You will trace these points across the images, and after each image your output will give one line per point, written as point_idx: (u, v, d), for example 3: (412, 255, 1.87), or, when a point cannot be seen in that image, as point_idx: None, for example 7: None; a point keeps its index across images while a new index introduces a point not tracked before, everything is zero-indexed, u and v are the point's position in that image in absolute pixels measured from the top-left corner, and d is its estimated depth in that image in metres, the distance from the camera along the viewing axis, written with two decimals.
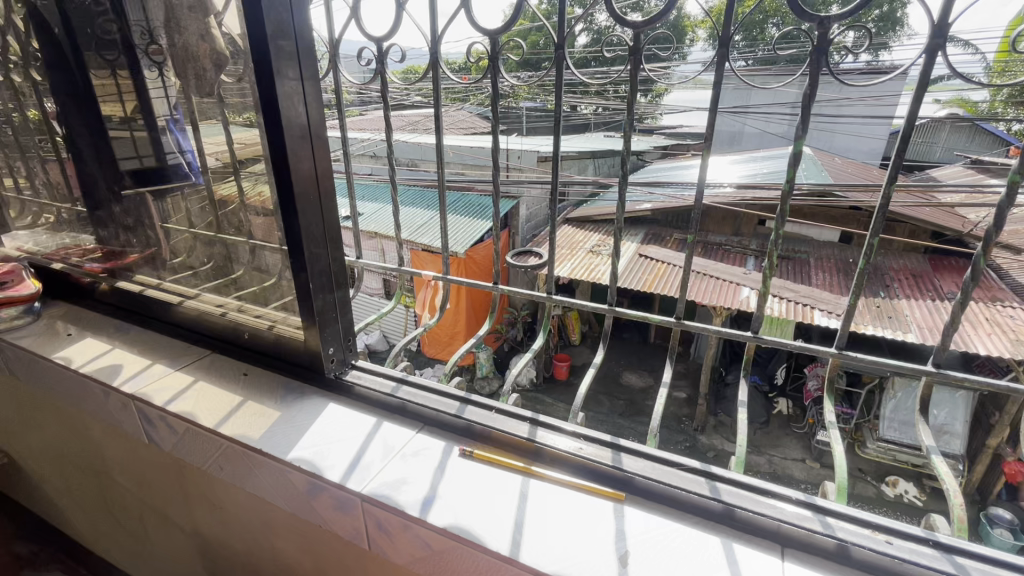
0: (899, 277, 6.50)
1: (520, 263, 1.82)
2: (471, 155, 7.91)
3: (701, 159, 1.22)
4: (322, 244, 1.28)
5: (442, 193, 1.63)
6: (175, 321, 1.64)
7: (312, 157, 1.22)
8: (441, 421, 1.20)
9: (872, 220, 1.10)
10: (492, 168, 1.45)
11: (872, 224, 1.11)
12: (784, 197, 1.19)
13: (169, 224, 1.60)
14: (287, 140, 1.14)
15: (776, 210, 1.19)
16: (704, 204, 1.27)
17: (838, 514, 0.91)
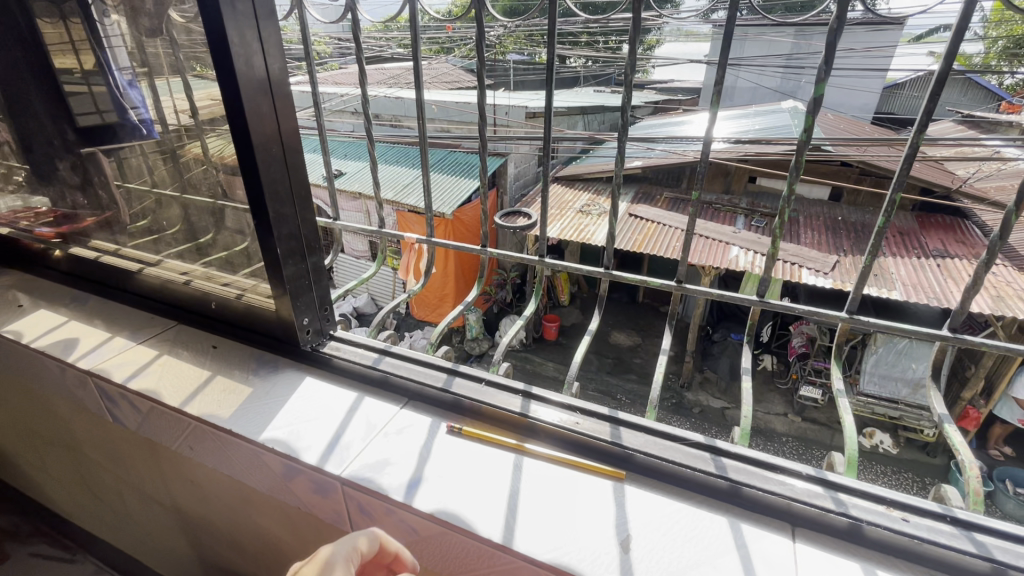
0: (886, 234, 6.42)
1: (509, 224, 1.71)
2: (456, 111, 7.58)
3: (709, 111, 1.10)
4: (291, 206, 1.16)
5: (425, 151, 1.49)
6: (138, 291, 1.52)
7: (273, 108, 1.07)
8: (427, 396, 1.12)
9: (895, 177, 1.01)
10: (479, 123, 1.31)
11: (895, 181, 1.02)
12: (800, 151, 1.08)
13: (129, 183, 1.42)
14: (242, 89, 0.99)
15: (791, 165, 1.08)
16: (710, 159, 1.16)
17: (851, 490, 0.86)
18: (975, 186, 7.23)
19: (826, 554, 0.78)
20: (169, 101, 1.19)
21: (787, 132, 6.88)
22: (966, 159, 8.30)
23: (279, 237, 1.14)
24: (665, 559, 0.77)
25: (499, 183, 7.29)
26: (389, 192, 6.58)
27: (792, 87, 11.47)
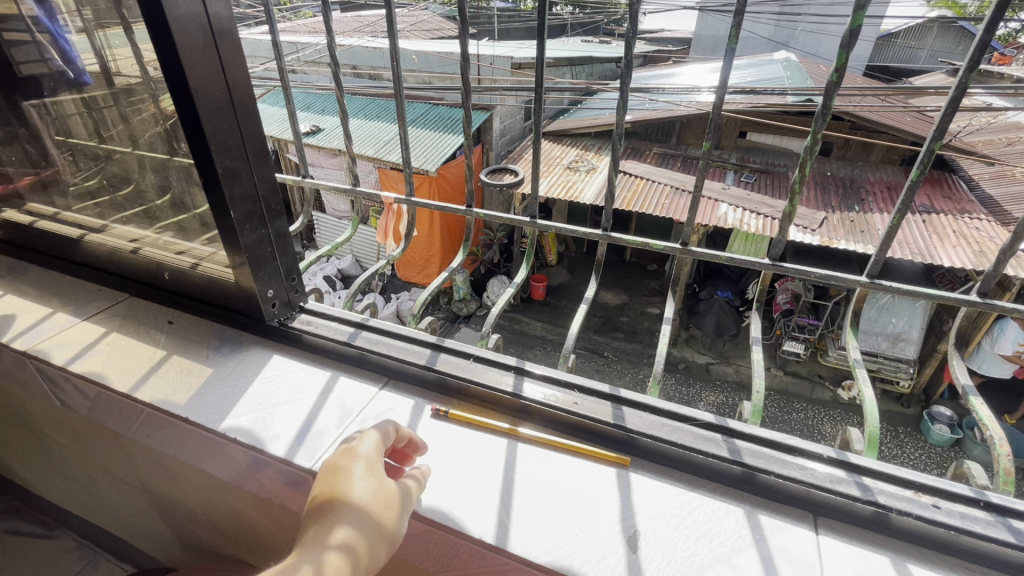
0: (873, 190, 6.31)
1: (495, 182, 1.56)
2: (437, 61, 7.15)
3: (725, 54, 0.94)
4: (245, 166, 1.01)
5: (402, 107, 1.32)
6: (84, 261, 1.36)
7: (216, 49, 0.90)
8: (408, 374, 1.01)
9: (934, 127, 0.89)
10: (461, 76, 1.14)
11: (932, 132, 0.90)
12: (827, 97, 0.94)
13: (72, 139, 1.19)
14: (172, 24, 0.82)
15: (816, 112, 0.95)
16: (723, 110, 1.02)
17: (875, 473, 0.78)
18: (964, 140, 7.15)
19: (850, 546, 0.71)
20: (99, 45, 1.00)
21: (782, 84, 6.64)
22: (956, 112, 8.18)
23: (232, 201, 1.00)
24: (677, 557, 0.69)
25: (484, 139, 6.99)
26: (369, 149, 6.26)
27: (785, 36, 11.07)
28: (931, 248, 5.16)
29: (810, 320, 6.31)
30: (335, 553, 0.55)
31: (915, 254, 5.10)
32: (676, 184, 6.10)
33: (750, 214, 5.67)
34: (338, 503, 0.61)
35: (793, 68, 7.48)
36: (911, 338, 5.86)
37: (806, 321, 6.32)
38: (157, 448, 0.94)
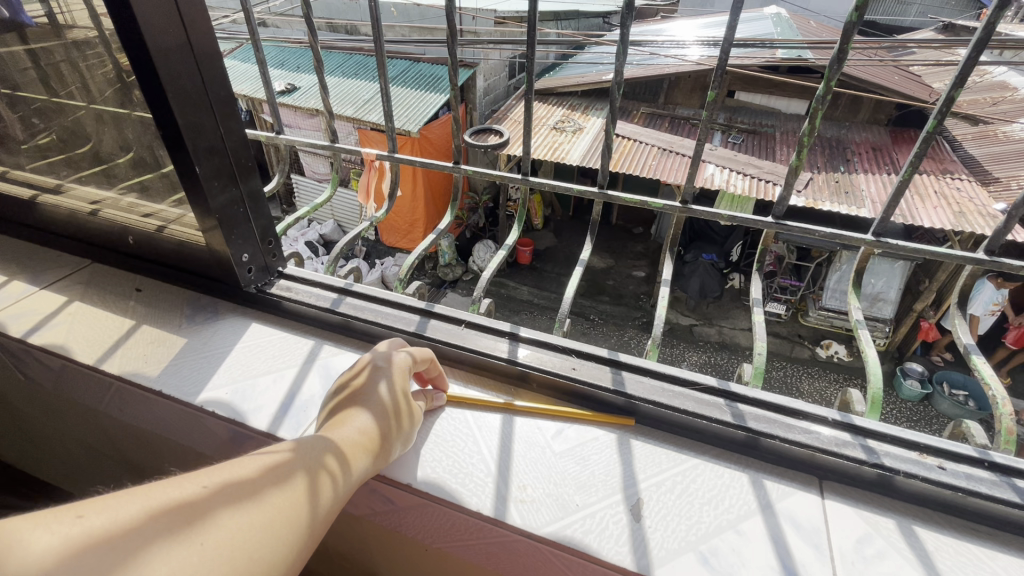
0: (860, 150, 6.30)
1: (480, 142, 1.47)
2: (417, 13, 6.79)
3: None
4: (210, 118, 0.91)
5: (381, 55, 1.20)
6: (41, 224, 1.25)
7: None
8: (397, 341, 0.96)
9: (955, 74, 0.84)
10: (448, 19, 1.03)
11: (953, 81, 0.85)
12: (843, 43, 0.87)
13: (21, 90, 1.06)
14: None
15: (832, 58, 0.88)
16: (730, 59, 0.93)
17: (880, 436, 0.76)
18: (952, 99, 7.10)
19: (855, 509, 0.70)
20: None
21: (774, 40, 6.45)
22: (944, 70, 8.10)
23: (198, 156, 0.91)
24: (682, 526, 0.67)
25: (468, 98, 6.73)
26: (348, 109, 5.99)
27: None
28: (913, 209, 5.20)
29: (791, 282, 6.46)
30: (352, 438, 0.62)
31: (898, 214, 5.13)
32: (664, 145, 5.96)
33: (737, 176, 5.62)
34: (355, 404, 0.68)
35: (784, 23, 7.28)
36: (889, 298, 5.99)
37: (788, 283, 6.48)
38: (132, 421, 0.89)
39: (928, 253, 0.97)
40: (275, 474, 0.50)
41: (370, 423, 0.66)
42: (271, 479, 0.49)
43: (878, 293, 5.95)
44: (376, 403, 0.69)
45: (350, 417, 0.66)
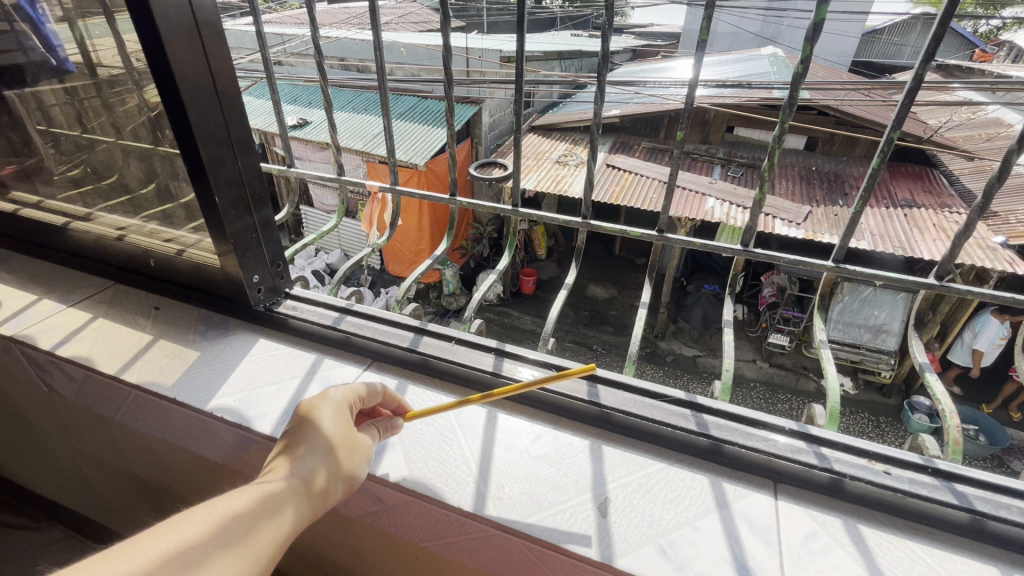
0: (858, 185, 6.44)
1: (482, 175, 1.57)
2: (427, 54, 7.13)
3: (697, 50, 0.98)
4: (229, 153, 1.02)
5: (384, 95, 1.32)
6: (69, 248, 1.36)
7: (201, 36, 0.91)
8: (393, 356, 1.04)
9: (893, 114, 0.94)
10: (445, 63, 1.15)
11: (891, 121, 0.95)
12: (793, 89, 0.98)
13: (54, 126, 1.20)
14: (156, 10, 0.83)
15: (784, 102, 0.99)
16: (696, 99, 1.05)
17: (833, 444, 0.83)
18: (945, 135, 7.29)
19: (806, 509, 0.76)
20: (86, 35, 1.01)
21: (769, 79, 6.70)
22: (936, 108, 8.33)
23: (218, 188, 1.01)
24: (645, 522, 0.73)
25: (473, 133, 6.99)
26: (357, 143, 6.24)
27: (771, 32, 11.15)
28: (913, 242, 5.28)
29: (795, 312, 6.40)
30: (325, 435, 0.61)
31: (896, 247, 5.21)
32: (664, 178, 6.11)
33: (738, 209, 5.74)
34: (309, 425, 0.60)
35: (779, 63, 7.57)
36: (893, 329, 6.00)
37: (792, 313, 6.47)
38: (145, 429, 0.96)
39: (882, 278, 1.05)
40: (223, 547, 0.47)
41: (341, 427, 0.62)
42: (218, 556, 0.46)
43: (882, 324, 5.95)
44: (336, 431, 0.61)
45: (304, 441, 0.59)
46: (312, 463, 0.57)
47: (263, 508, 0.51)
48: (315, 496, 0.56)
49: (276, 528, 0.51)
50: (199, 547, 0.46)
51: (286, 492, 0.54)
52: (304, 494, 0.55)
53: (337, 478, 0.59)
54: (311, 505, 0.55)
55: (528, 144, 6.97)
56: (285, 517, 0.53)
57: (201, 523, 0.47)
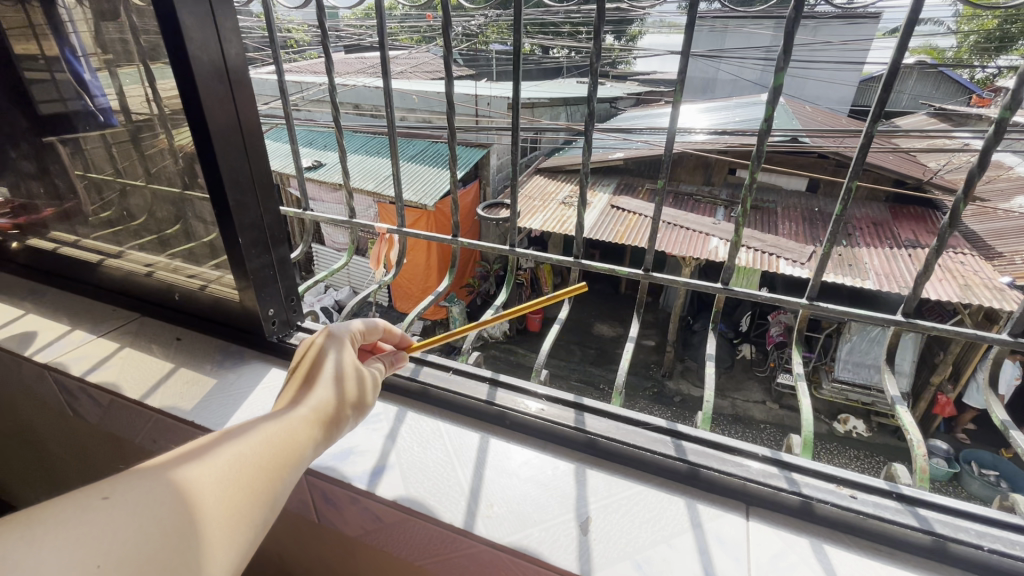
0: (861, 225, 6.53)
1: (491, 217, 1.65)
2: (438, 101, 7.48)
3: (673, 105, 1.08)
4: (252, 196, 1.14)
5: (393, 142, 1.45)
6: (101, 283, 1.48)
7: (232, 95, 1.05)
8: (395, 385, 1.12)
9: (851, 163, 1.03)
10: (448, 115, 1.28)
11: (850, 168, 1.04)
12: (761, 140, 1.07)
13: (91, 173, 1.35)
14: (196, 74, 0.96)
15: (753, 152, 1.06)
16: (675, 149, 1.15)
17: (804, 470, 0.88)
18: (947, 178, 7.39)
19: (776, 531, 0.81)
20: (130, 90, 1.14)
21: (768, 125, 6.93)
22: (937, 152, 8.49)
23: (241, 229, 1.12)
24: (622, 540, 0.78)
25: (482, 175, 7.23)
26: (368, 185, 6.47)
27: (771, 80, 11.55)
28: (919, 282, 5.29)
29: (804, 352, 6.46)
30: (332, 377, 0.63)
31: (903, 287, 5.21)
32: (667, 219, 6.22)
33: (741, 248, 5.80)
34: (313, 369, 0.64)
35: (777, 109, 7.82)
36: (904, 370, 5.91)
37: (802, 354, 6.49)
38: None
39: (853, 315, 1.12)
40: (250, 463, 0.48)
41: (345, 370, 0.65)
42: (246, 469, 0.47)
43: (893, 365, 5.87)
44: (339, 369, 0.65)
45: (310, 384, 0.62)
46: (321, 395, 0.60)
47: (280, 431, 0.53)
48: (326, 423, 0.59)
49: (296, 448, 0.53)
50: (228, 460, 0.46)
51: (300, 419, 0.56)
52: (317, 421, 0.57)
53: (343, 408, 0.61)
54: (324, 431, 0.58)
55: (535, 185, 7.18)
56: (303, 439, 0.54)
57: (224, 442, 0.48)
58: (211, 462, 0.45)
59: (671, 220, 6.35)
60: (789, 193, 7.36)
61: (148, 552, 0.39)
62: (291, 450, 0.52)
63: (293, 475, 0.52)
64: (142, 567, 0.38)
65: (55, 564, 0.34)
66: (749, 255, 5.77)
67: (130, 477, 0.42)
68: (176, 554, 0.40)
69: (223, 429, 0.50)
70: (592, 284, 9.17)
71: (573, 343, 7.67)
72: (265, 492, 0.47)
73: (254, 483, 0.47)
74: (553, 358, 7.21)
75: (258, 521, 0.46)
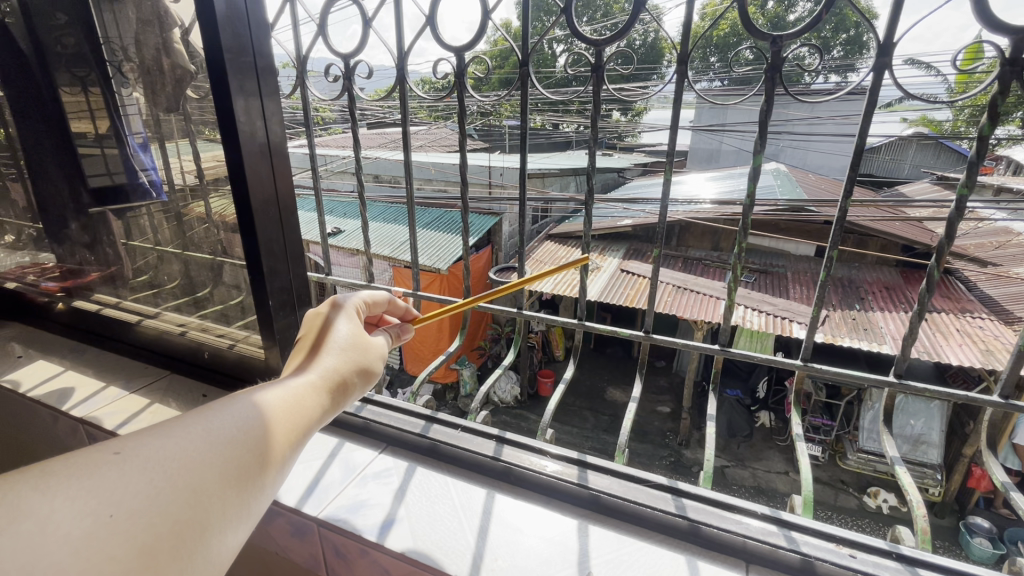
0: (873, 290, 6.54)
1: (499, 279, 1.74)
2: (453, 172, 7.91)
3: (665, 177, 1.17)
4: (283, 261, 1.26)
5: (408, 210, 1.56)
6: (136, 342, 1.59)
7: (273, 169, 1.18)
8: (405, 441, 1.17)
9: (831, 232, 1.05)
10: (460, 185, 1.40)
11: (831, 236, 1.06)
12: (746, 209, 1.11)
13: (135, 240, 1.50)
14: (244, 153, 1.10)
15: (738, 223, 1.11)
16: (668, 216, 1.22)
17: (803, 529, 0.90)
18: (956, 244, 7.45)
19: None
20: (181, 165, 1.32)
21: (771, 195, 7.17)
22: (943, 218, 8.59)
23: (272, 292, 1.24)
24: None
25: (494, 240, 7.50)
26: (385, 250, 6.74)
27: (773, 152, 12.02)
28: (938, 346, 5.20)
29: (824, 421, 6.25)
30: (340, 350, 0.65)
31: (923, 351, 5.12)
32: (675, 282, 6.30)
33: (752, 312, 5.77)
34: (320, 339, 0.66)
35: (780, 179, 8.11)
36: (933, 441, 5.62)
37: (821, 422, 6.27)
38: None
39: (848, 377, 1.14)
40: (261, 428, 0.50)
41: (354, 345, 0.67)
42: (256, 430, 0.49)
43: (920, 435, 5.60)
44: (345, 341, 0.67)
45: (316, 352, 0.64)
46: (328, 364, 0.62)
47: (287, 398, 0.54)
48: (334, 390, 0.60)
49: (305, 414, 0.55)
50: (237, 424, 0.48)
51: (306, 386, 0.57)
52: (325, 388, 0.59)
53: (348, 375, 0.63)
54: (331, 397, 0.59)
55: (546, 250, 7.38)
56: (312, 404, 0.56)
57: (232, 407, 0.50)
58: (221, 426, 0.47)
59: (680, 284, 6.41)
60: (797, 257, 7.44)
61: (163, 504, 0.41)
62: (301, 415, 0.54)
63: (302, 438, 0.53)
64: (157, 520, 0.40)
65: (72, 516, 0.37)
66: (761, 319, 5.71)
67: (143, 435, 0.43)
68: (188, 508, 0.42)
69: (234, 394, 0.52)
70: (604, 348, 9.13)
71: (585, 409, 7.52)
72: (273, 452, 0.49)
73: (266, 442, 0.49)
74: (566, 424, 7.06)
75: (268, 479, 0.48)
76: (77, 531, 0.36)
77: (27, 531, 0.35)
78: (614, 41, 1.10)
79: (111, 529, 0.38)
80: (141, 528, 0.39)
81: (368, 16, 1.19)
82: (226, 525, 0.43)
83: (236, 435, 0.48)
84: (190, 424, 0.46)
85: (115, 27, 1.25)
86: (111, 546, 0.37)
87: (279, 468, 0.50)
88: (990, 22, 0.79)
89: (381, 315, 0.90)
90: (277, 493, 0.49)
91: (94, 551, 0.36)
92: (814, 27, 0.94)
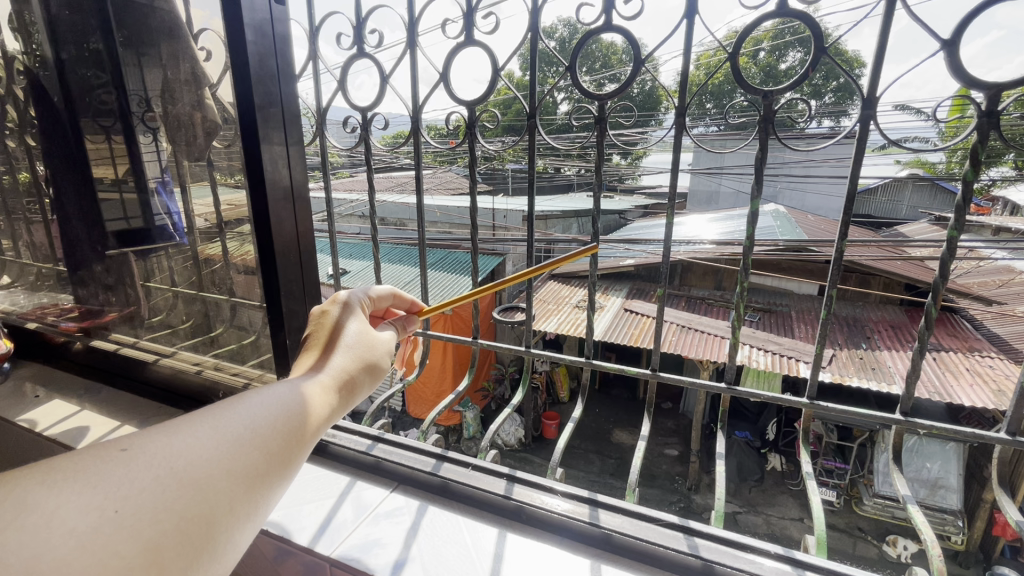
0: (878, 329, 6.52)
1: (507, 317, 1.75)
2: (458, 215, 8.11)
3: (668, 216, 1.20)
4: (301, 299, 1.31)
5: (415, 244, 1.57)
6: (149, 381, 1.62)
7: (294, 210, 1.24)
8: (416, 479, 1.18)
9: (830, 271, 1.08)
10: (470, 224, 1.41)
11: (830, 275, 1.10)
12: (746, 250, 1.15)
13: (155, 282, 1.57)
14: (270, 196, 1.16)
15: (739, 262, 1.14)
16: (672, 259, 1.24)
17: (816, 568, 0.90)
18: (958, 282, 7.46)
19: None
20: (198, 208, 1.41)
21: (772, 235, 7.29)
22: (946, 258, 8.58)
23: (290, 332, 1.30)
24: None
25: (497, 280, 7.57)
26: None
27: (772, 194, 12.30)
28: (950, 388, 5.08)
29: (837, 463, 6.09)
30: (350, 355, 0.68)
31: (933, 391, 5.05)
32: (679, 321, 6.30)
33: (757, 351, 5.72)
34: (330, 339, 0.70)
35: (779, 219, 8.25)
36: (952, 485, 5.40)
37: (835, 464, 6.10)
38: None
39: (859, 415, 1.14)
40: (268, 427, 0.53)
41: (361, 348, 0.70)
42: (265, 432, 0.52)
43: (937, 479, 5.38)
44: (353, 340, 0.71)
45: (325, 352, 0.67)
46: (335, 365, 0.65)
47: (302, 400, 0.57)
48: (341, 389, 0.63)
49: (315, 415, 0.57)
50: (245, 423, 0.51)
51: (316, 387, 0.60)
52: (333, 388, 0.62)
53: (355, 374, 0.66)
54: (339, 396, 0.62)
55: (550, 291, 7.46)
56: (321, 404, 0.59)
57: (244, 406, 0.53)
58: (230, 425, 0.50)
59: (683, 323, 6.41)
60: (801, 296, 7.47)
61: (171, 501, 0.43)
62: (310, 415, 0.57)
63: (312, 436, 0.57)
64: (163, 518, 0.42)
65: (77, 513, 0.39)
66: (767, 358, 5.66)
67: (150, 434, 0.46)
68: (193, 504, 0.44)
69: (246, 392, 0.55)
70: (609, 388, 9.03)
71: (592, 451, 7.38)
72: (278, 453, 0.52)
73: (270, 446, 0.52)
74: (573, 468, 6.92)
75: (275, 477, 0.51)
76: (83, 525, 0.39)
77: (34, 527, 0.37)
78: (613, 97, 1.18)
79: (116, 524, 0.40)
80: (147, 526, 0.41)
81: (385, 72, 1.30)
82: (231, 522, 0.46)
83: (244, 435, 0.51)
84: (198, 423, 0.49)
85: (145, 83, 1.34)
86: (115, 542, 0.39)
87: (287, 466, 0.53)
88: (962, 77, 0.85)
89: (387, 308, 0.95)
90: (283, 494, 0.51)
91: (98, 547, 0.38)
92: (801, 83, 1.01)
